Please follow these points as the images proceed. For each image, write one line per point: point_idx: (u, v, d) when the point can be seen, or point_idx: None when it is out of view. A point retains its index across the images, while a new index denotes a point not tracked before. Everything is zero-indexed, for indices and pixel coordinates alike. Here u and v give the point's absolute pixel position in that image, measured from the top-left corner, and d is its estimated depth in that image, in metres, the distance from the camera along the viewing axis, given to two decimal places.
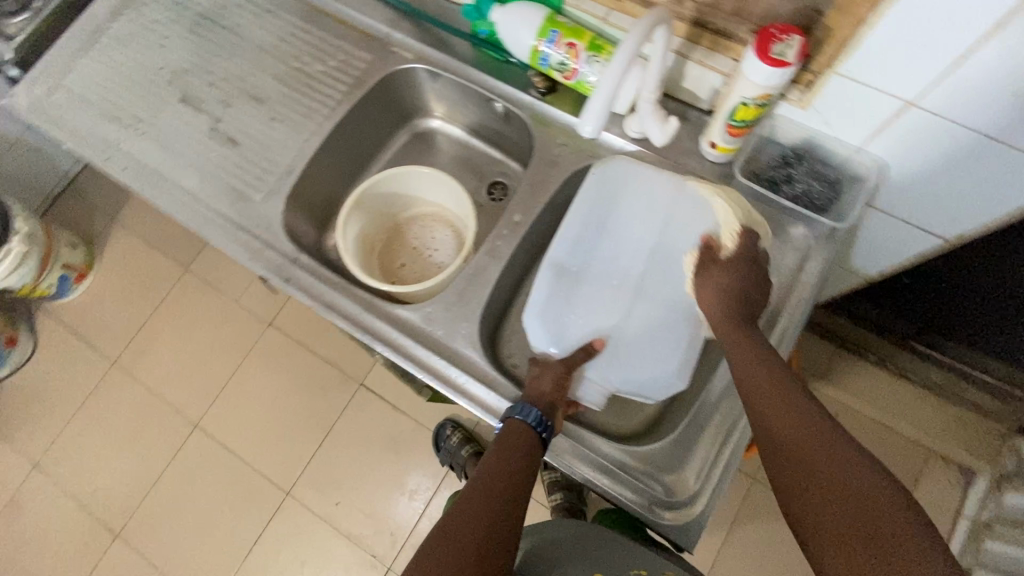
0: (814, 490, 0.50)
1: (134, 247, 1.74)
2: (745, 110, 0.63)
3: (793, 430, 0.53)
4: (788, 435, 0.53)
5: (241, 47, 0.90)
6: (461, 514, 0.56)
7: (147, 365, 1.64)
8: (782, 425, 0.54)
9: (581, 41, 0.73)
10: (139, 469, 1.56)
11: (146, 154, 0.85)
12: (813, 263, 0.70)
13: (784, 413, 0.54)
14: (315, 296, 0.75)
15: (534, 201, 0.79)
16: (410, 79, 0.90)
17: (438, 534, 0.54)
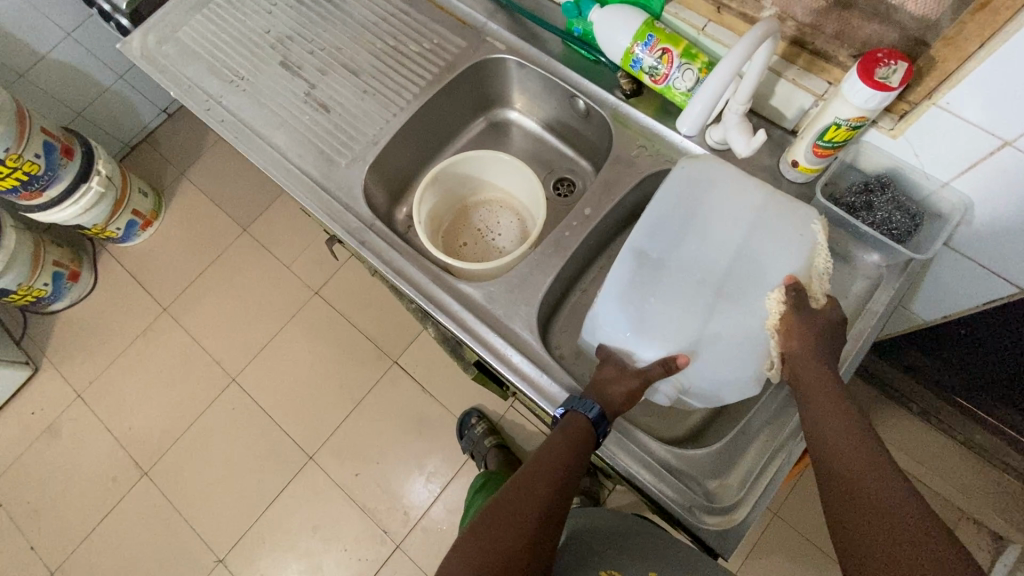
0: (864, 530, 0.50)
1: (198, 202, 1.83)
2: (836, 131, 0.64)
3: (853, 471, 0.53)
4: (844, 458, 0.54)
5: (343, 21, 0.95)
6: (516, 494, 0.59)
7: (195, 315, 1.71)
8: (844, 464, 0.54)
9: (676, 48, 0.74)
10: (174, 413, 1.63)
11: (243, 110, 0.90)
12: (882, 292, 0.70)
13: (848, 453, 0.55)
14: (387, 261, 0.79)
15: (606, 198, 0.81)
16: (498, 68, 0.93)
17: (494, 508, 0.59)
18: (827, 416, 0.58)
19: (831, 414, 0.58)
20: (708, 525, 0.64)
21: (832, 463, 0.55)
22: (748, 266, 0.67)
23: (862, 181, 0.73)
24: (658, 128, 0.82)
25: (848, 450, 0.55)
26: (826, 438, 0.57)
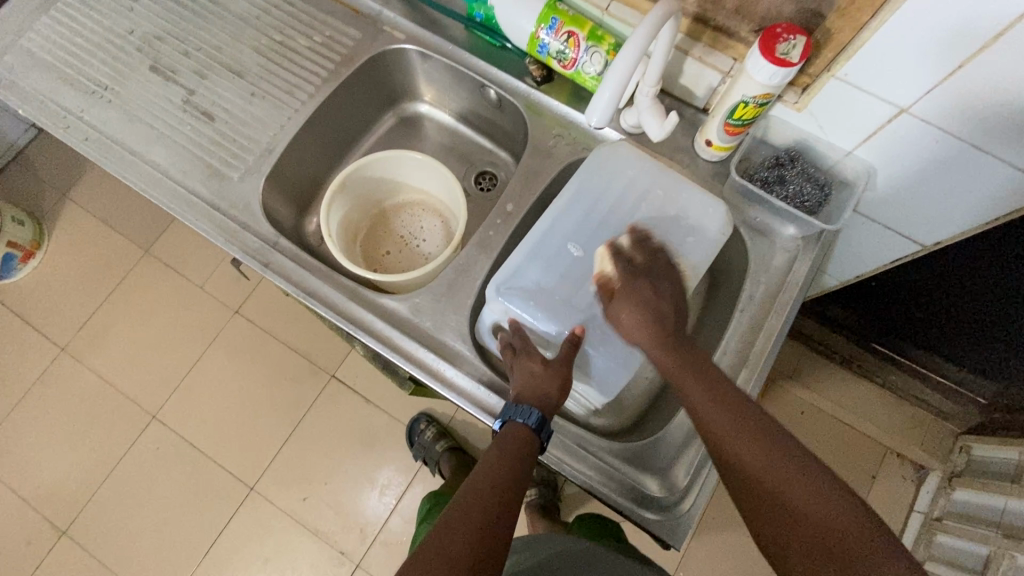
0: (772, 499, 0.50)
1: (88, 225, 1.64)
2: (745, 109, 0.64)
3: (742, 442, 0.53)
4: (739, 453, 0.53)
5: (219, 16, 0.85)
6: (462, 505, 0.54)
7: (101, 351, 1.54)
8: (744, 457, 0.53)
9: (582, 30, 0.71)
10: (89, 462, 1.47)
11: (111, 125, 0.79)
12: (801, 264, 0.72)
13: (731, 425, 0.54)
14: (297, 283, 0.72)
15: (527, 192, 0.77)
16: (400, 59, 0.86)
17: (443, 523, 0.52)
18: (699, 394, 0.57)
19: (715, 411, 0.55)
20: (655, 518, 0.64)
21: (721, 444, 0.54)
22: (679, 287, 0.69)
23: (772, 155, 0.74)
24: (573, 116, 0.79)
25: (731, 422, 0.55)
26: (706, 416, 0.56)
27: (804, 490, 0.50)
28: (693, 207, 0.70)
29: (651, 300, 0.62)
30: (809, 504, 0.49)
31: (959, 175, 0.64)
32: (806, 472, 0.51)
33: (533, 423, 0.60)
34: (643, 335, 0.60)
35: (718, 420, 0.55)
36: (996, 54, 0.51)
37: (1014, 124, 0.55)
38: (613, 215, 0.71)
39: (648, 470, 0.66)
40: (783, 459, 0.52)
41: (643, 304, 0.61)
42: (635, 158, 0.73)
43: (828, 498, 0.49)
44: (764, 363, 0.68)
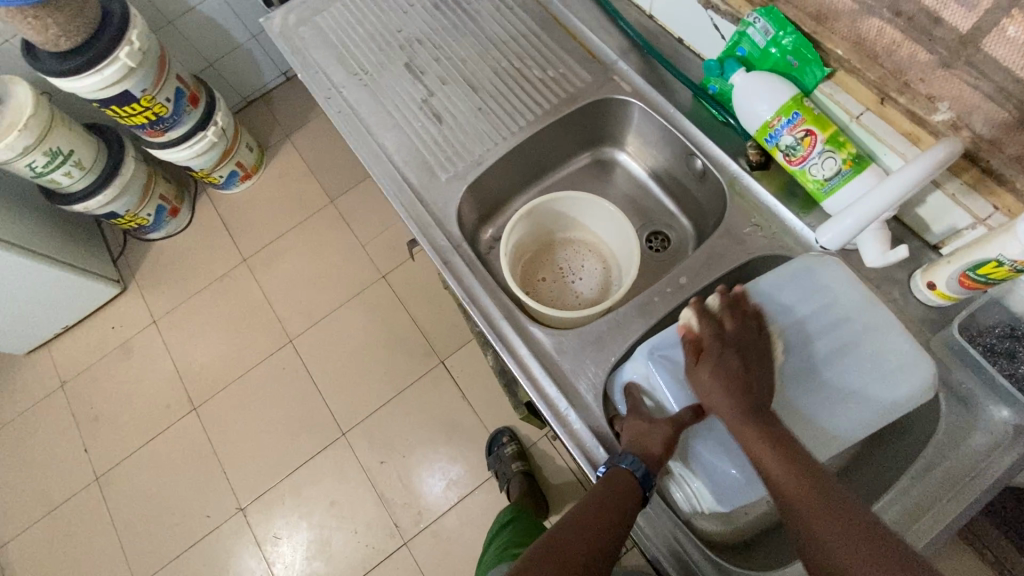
0: None
1: (297, 166, 1.91)
2: (995, 268, 0.56)
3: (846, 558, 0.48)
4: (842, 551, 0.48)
5: (474, 33, 0.95)
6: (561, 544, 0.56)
7: (270, 272, 1.79)
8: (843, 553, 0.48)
9: (823, 131, 0.68)
10: (232, 359, 1.71)
11: (360, 104, 0.92)
12: (1005, 454, 0.61)
13: (820, 518, 0.51)
14: (465, 287, 0.77)
15: (705, 271, 0.75)
16: (618, 109, 0.89)
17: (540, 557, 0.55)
18: (790, 478, 0.53)
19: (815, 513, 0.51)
20: None
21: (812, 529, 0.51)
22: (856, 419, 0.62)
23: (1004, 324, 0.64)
24: (779, 209, 0.75)
25: (823, 511, 0.51)
26: (801, 520, 0.51)
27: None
28: (902, 351, 0.63)
29: (735, 354, 0.60)
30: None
31: None
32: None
33: (640, 475, 0.59)
34: (722, 395, 0.58)
35: (809, 509, 0.51)
36: None
37: None
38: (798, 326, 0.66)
39: None
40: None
41: (728, 366, 0.59)
42: (846, 282, 0.67)
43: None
44: (924, 546, 0.59)
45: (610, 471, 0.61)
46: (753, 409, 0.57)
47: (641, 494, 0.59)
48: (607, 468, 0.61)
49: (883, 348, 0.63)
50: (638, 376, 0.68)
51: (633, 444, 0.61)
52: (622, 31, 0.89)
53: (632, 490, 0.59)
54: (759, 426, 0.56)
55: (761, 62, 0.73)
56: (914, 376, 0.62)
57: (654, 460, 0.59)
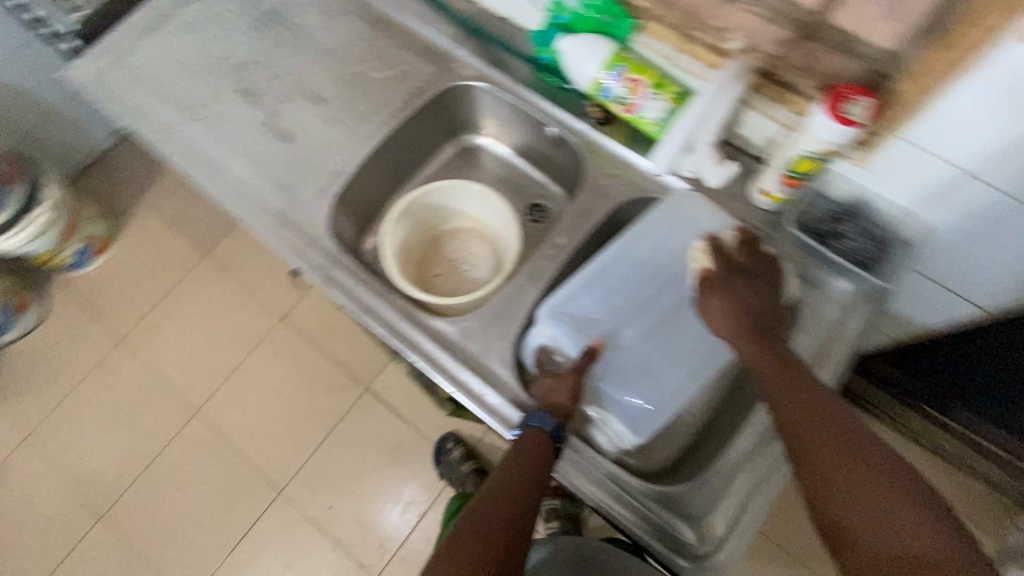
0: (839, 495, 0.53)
1: (158, 226, 1.75)
2: (804, 163, 0.65)
3: (814, 438, 0.56)
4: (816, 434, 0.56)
5: (305, 46, 0.92)
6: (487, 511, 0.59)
7: (155, 345, 1.62)
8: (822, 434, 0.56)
9: (645, 77, 0.74)
10: (133, 450, 1.54)
11: (199, 139, 0.86)
12: (855, 320, 0.71)
13: (809, 423, 0.57)
14: (356, 299, 0.75)
15: (580, 227, 0.79)
16: (466, 94, 0.91)
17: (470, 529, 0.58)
18: (790, 391, 0.59)
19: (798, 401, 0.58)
20: (686, 565, 0.64)
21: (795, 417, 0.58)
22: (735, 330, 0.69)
23: (829, 209, 0.73)
24: (629, 156, 0.81)
25: (812, 417, 0.57)
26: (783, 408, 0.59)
27: (878, 490, 0.52)
28: (754, 266, 0.71)
29: (748, 287, 0.65)
30: (880, 511, 0.51)
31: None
32: (878, 466, 0.53)
33: (551, 429, 0.63)
34: (721, 324, 0.64)
35: (804, 414, 0.57)
36: None
37: None
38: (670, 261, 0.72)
39: (682, 516, 0.65)
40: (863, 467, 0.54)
41: (733, 295, 0.64)
42: (701, 214, 0.74)
43: (898, 495, 0.52)
44: None
45: (523, 432, 0.64)
46: (755, 336, 0.62)
47: (553, 445, 0.63)
48: (521, 430, 0.64)
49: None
50: (545, 341, 0.70)
51: (551, 403, 0.64)
52: (452, 19, 0.91)
53: (542, 445, 0.62)
54: (754, 342, 0.62)
55: (579, 25, 0.78)
56: (767, 287, 0.70)
57: (562, 409, 0.64)
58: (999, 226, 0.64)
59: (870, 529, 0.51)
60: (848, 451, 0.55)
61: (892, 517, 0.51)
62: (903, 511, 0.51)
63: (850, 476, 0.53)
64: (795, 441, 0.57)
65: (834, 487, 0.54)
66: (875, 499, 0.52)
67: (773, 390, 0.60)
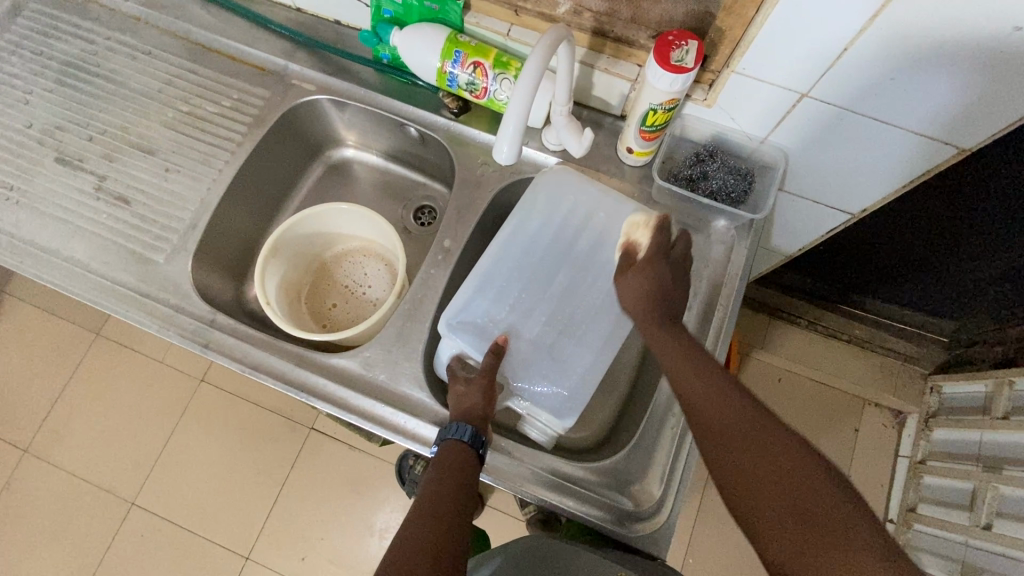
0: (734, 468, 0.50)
1: (33, 318, 1.57)
2: (655, 116, 0.65)
3: (707, 411, 0.54)
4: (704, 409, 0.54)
5: (119, 95, 0.83)
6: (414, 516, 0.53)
7: (65, 447, 1.47)
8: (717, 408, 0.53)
9: (487, 59, 0.71)
10: (70, 564, 1.39)
11: (20, 226, 0.76)
12: (739, 253, 0.73)
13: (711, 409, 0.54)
14: (242, 359, 0.69)
15: (462, 224, 0.77)
16: (314, 110, 0.85)
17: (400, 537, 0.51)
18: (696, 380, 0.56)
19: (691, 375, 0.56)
20: (634, 534, 0.63)
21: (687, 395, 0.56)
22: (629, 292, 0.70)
23: (694, 152, 0.75)
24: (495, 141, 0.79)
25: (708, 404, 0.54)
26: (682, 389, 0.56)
27: (778, 459, 0.49)
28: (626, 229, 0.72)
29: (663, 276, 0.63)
30: (773, 482, 0.48)
31: (871, 144, 0.66)
32: (772, 440, 0.50)
33: (467, 437, 0.60)
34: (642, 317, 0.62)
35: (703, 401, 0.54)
36: (881, 32, 0.52)
37: (898, 90, 0.57)
38: (554, 240, 0.72)
39: (620, 486, 0.65)
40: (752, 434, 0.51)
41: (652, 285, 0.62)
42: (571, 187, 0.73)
43: (794, 461, 0.48)
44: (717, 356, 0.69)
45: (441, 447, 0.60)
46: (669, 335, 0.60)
47: (475, 453, 0.60)
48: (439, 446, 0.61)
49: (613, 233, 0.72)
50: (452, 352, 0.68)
51: (460, 417, 0.62)
52: (277, 34, 0.84)
53: (463, 454, 0.59)
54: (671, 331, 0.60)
55: (408, 16, 0.74)
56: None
57: (478, 415, 0.62)
58: (847, 141, 0.66)
59: (766, 501, 0.48)
60: (749, 426, 0.51)
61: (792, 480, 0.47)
62: (795, 472, 0.48)
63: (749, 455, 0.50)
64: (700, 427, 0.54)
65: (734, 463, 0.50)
66: (770, 473, 0.48)
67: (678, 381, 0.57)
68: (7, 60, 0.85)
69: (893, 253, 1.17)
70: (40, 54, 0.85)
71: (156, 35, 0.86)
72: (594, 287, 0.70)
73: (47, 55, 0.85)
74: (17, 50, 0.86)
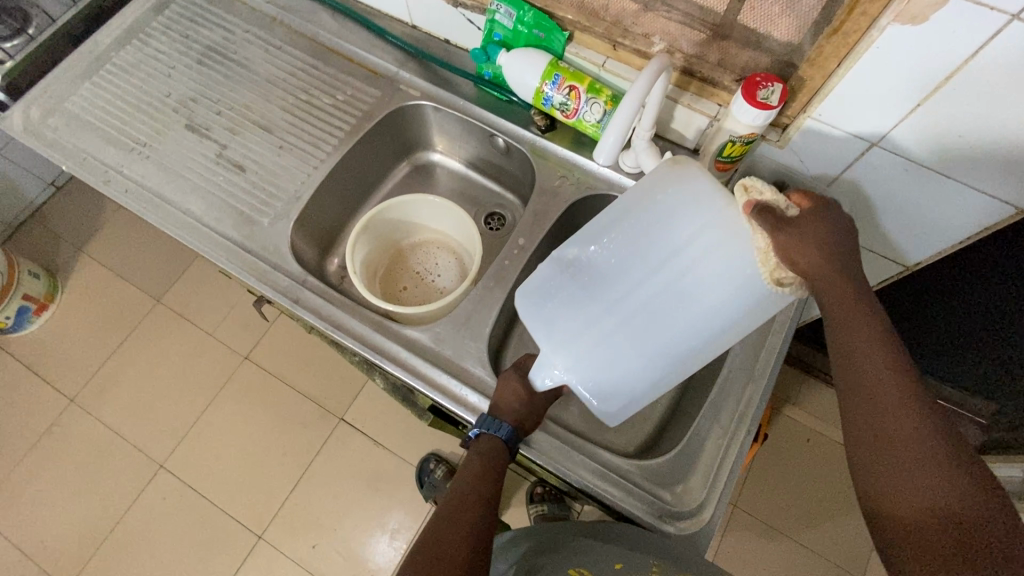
0: (878, 462, 0.49)
1: (103, 278, 1.68)
2: (732, 147, 0.71)
3: (884, 401, 0.50)
4: (882, 393, 0.51)
5: (248, 79, 0.94)
6: (455, 494, 0.60)
7: (110, 401, 1.54)
8: (890, 398, 0.50)
9: (582, 84, 0.80)
10: (93, 515, 1.43)
11: (148, 177, 0.86)
12: None
13: (865, 393, 0.52)
14: (325, 317, 0.75)
15: (537, 228, 0.83)
16: (415, 114, 0.95)
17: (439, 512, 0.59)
18: (877, 360, 0.52)
19: (876, 363, 0.52)
20: (673, 532, 0.65)
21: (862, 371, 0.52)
22: (717, 310, 0.61)
23: None
24: (576, 159, 0.87)
25: (864, 381, 0.52)
26: (865, 371, 0.52)
27: (935, 465, 0.47)
28: (743, 270, 0.60)
29: (829, 227, 0.58)
30: (923, 490, 0.46)
31: (932, 195, 0.70)
32: (925, 437, 0.48)
33: (504, 435, 0.64)
34: (816, 267, 0.57)
35: (865, 375, 0.52)
36: (952, 91, 0.58)
37: (962, 146, 0.63)
38: (648, 233, 0.64)
39: (664, 484, 0.67)
40: (922, 442, 0.48)
41: (818, 233, 0.58)
42: (692, 223, 0.63)
43: (941, 469, 0.46)
44: (770, 376, 0.72)
45: (479, 438, 0.66)
46: (861, 322, 0.54)
47: (507, 446, 0.65)
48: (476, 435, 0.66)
49: (732, 283, 0.61)
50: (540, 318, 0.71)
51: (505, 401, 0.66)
52: (394, 45, 0.95)
53: (498, 447, 0.64)
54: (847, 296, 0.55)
55: (516, 41, 0.84)
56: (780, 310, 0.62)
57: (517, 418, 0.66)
58: (915, 194, 0.71)
59: (903, 507, 0.47)
60: (918, 450, 0.48)
61: (936, 475, 0.46)
62: (951, 487, 0.45)
63: (890, 456, 0.49)
64: (848, 396, 0.53)
65: (881, 461, 0.49)
66: (913, 468, 0.47)
67: (840, 347, 0.55)
68: (158, 38, 0.98)
69: (938, 321, 1.19)
70: (186, 37, 0.98)
71: (288, 34, 0.97)
72: (684, 283, 0.62)
73: (192, 38, 0.98)
74: (167, 32, 0.98)
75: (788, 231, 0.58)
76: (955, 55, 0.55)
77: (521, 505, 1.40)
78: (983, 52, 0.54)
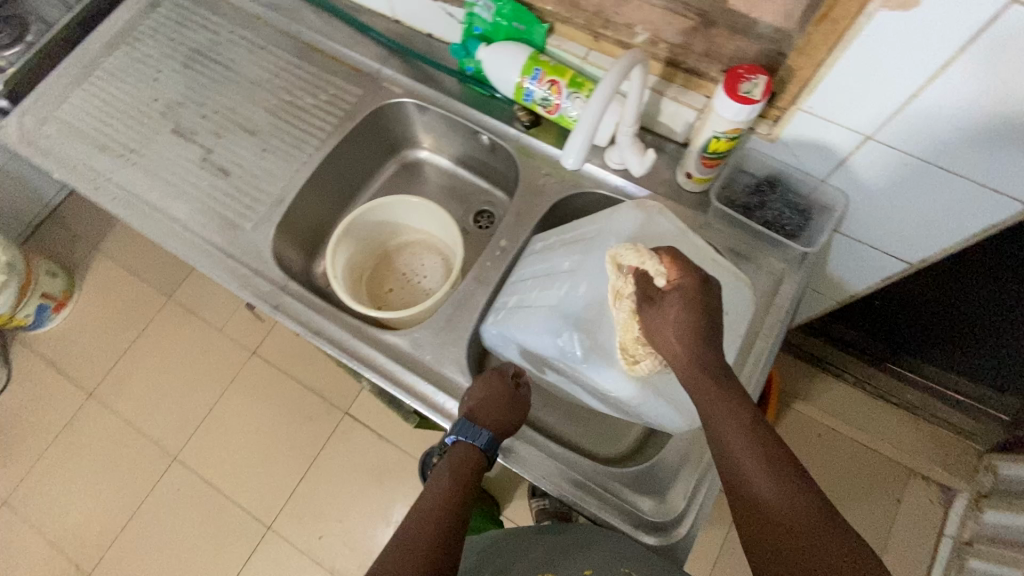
0: (748, 510, 0.52)
1: (117, 275, 1.72)
2: (717, 143, 0.68)
3: (739, 451, 0.54)
4: (737, 445, 0.54)
5: (233, 81, 0.93)
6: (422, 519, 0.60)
7: (125, 395, 1.59)
8: (743, 448, 0.54)
9: (563, 78, 0.77)
10: (113, 505, 1.49)
11: (136, 183, 0.86)
12: (787, 286, 0.74)
13: (722, 446, 0.55)
14: (305, 323, 0.75)
15: (520, 227, 0.82)
16: (399, 112, 0.93)
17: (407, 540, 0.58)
18: (725, 418, 0.55)
19: (728, 414, 0.55)
20: (652, 544, 0.64)
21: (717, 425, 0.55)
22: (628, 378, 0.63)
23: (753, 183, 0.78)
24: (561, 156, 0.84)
25: (719, 434, 0.55)
26: (719, 425, 0.55)
27: (790, 503, 0.51)
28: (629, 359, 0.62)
29: (694, 309, 0.58)
30: (787, 526, 0.50)
31: (934, 189, 0.66)
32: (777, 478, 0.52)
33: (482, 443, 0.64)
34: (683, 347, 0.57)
35: (720, 433, 0.55)
36: (949, 79, 0.54)
37: (963, 138, 0.58)
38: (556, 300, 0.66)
39: (645, 493, 0.66)
40: (774, 484, 0.52)
41: (691, 312, 0.57)
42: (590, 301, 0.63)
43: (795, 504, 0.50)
44: (754, 385, 0.70)
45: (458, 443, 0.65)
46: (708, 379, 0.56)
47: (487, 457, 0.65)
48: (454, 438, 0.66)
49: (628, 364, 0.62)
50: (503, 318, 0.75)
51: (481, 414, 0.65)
52: (376, 41, 0.93)
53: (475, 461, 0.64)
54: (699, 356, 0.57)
55: (496, 34, 0.81)
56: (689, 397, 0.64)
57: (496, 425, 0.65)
58: (915, 188, 0.67)
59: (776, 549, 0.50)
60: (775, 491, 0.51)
61: (792, 511, 0.50)
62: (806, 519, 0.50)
63: (756, 503, 0.52)
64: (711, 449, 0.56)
65: (751, 509, 0.52)
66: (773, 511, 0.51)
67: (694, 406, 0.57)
68: (146, 42, 0.98)
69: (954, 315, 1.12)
70: (173, 39, 0.98)
71: (272, 33, 0.96)
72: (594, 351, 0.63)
73: (178, 41, 0.97)
74: (155, 34, 0.98)
75: (660, 313, 0.58)
76: (951, 40, 0.51)
77: (522, 500, 1.40)
78: (982, 37, 0.49)
